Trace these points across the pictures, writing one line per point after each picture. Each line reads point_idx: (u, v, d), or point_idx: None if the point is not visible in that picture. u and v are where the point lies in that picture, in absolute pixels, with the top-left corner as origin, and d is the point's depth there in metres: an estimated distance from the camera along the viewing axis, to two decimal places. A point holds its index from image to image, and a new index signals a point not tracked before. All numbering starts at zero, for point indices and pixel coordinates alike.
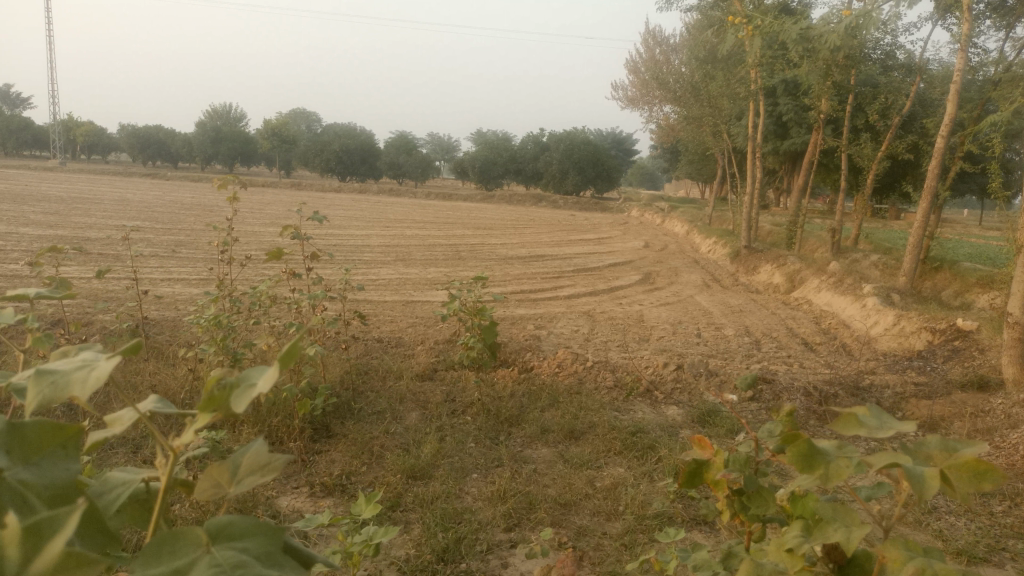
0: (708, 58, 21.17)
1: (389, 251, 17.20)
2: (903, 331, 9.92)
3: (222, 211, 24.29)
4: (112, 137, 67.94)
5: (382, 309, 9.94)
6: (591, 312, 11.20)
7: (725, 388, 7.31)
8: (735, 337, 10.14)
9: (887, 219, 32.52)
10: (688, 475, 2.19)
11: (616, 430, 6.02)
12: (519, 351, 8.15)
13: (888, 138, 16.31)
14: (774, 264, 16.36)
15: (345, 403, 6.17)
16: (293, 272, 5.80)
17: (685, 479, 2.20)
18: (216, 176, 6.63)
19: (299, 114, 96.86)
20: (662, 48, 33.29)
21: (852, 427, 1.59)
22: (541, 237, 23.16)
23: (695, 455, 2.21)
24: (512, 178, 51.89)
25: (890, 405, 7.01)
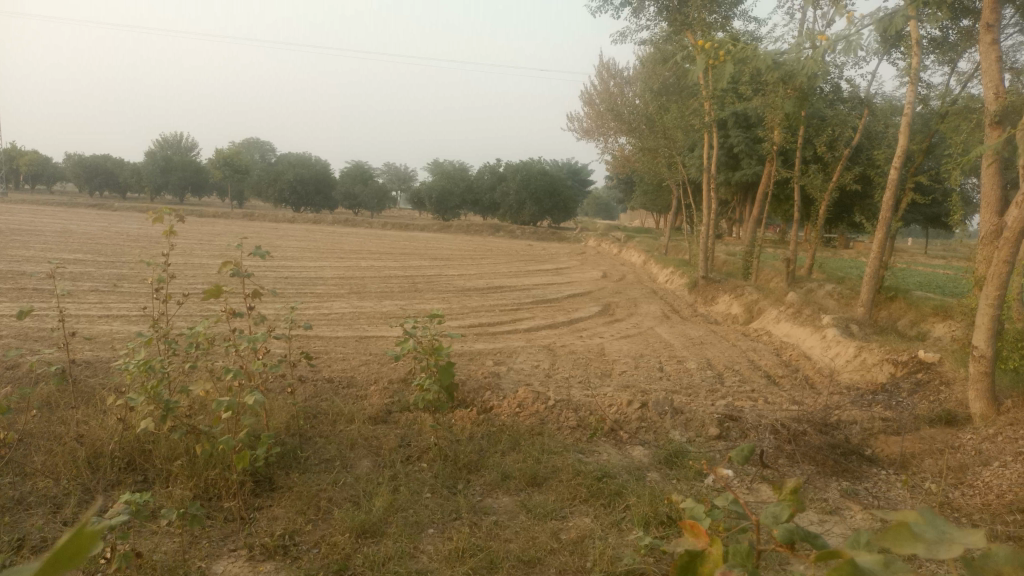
0: (662, 90, 21.35)
1: (342, 283, 16.76)
2: (865, 363, 9.84)
3: (171, 242, 23.60)
4: (58, 165, 66.17)
5: (333, 345, 9.52)
6: (551, 346, 10.92)
7: (691, 426, 7.07)
8: (698, 370, 9.94)
9: (837, 248, 33.11)
10: (682, 566, 2.02)
11: (581, 476, 5.69)
12: (476, 390, 7.78)
13: (840, 169, 16.50)
14: (732, 294, 16.33)
15: (290, 451, 5.75)
16: (232, 312, 5.38)
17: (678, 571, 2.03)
18: (151, 209, 6.19)
19: (254, 144, 95.85)
20: (616, 81, 33.64)
21: (905, 542, 1.35)
22: (499, 268, 22.91)
23: (688, 544, 2.06)
24: (469, 208, 51.75)
25: (859, 441, 6.84)
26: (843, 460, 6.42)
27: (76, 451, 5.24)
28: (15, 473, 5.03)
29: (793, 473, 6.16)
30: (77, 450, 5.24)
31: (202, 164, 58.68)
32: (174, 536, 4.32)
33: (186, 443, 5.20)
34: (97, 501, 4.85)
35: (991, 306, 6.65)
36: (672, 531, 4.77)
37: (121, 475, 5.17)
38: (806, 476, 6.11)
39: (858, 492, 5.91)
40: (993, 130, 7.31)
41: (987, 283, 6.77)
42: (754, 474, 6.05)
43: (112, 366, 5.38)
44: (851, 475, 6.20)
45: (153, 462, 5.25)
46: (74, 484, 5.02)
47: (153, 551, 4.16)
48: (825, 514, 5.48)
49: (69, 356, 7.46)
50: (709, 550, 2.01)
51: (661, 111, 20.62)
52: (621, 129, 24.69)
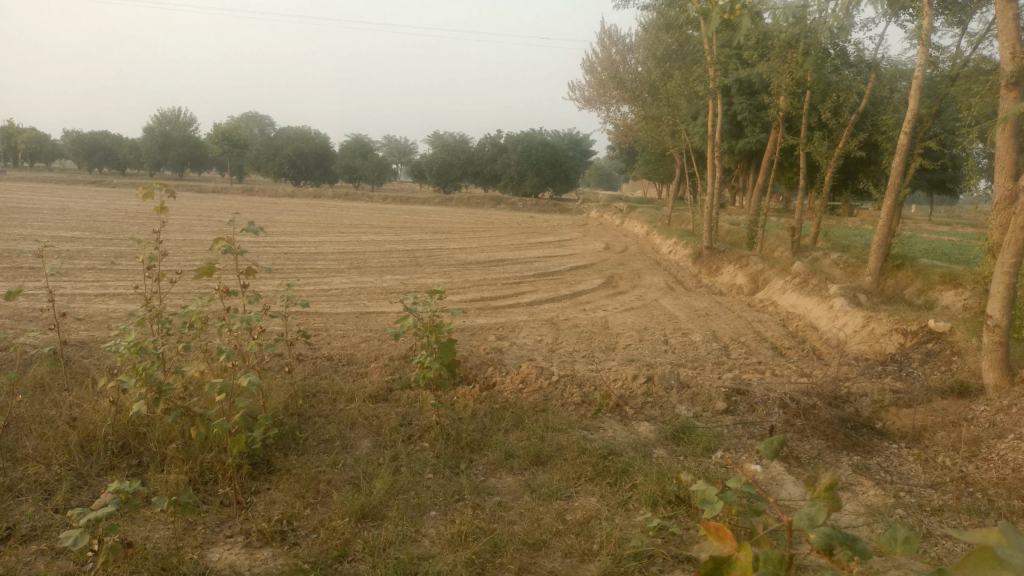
0: (665, 56, 20.95)
1: (342, 258, 16.57)
2: (873, 333, 9.68)
3: (169, 217, 23.37)
4: (56, 142, 65.58)
5: (333, 322, 9.36)
6: (555, 320, 10.77)
7: (698, 401, 6.92)
8: (703, 343, 9.79)
9: (842, 216, 32.83)
10: (711, 570, 2.34)
11: (587, 454, 5.56)
12: (479, 366, 7.64)
13: (847, 135, 16.19)
14: (736, 265, 16.13)
15: (289, 432, 5.62)
16: (225, 290, 5.20)
17: (707, 573, 2.36)
18: (140, 184, 5.97)
19: (252, 117, 95.10)
20: (618, 48, 33.10)
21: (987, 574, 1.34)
22: (501, 241, 22.71)
23: (714, 550, 2.38)
24: (470, 180, 51.38)
25: (869, 414, 6.70)
26: (854, 434, 6.28)
27: (68, 434, 5.11)
28: (5, 457, 4.91)
29: (804, 448, 6.04)
30: (69, 434, 5.11)
31: (201, 139, 58.21)
32: (168, 523, 4.22)
33: (181, 426, 5.08)
34: (89, 487, 4.73)
35: (1006, 275, 6.44)
36: (679, 511, 4.67)
37: (115, 459, 5.05)
38: (816, 451, 5.98)
39: (869, 466, 5.79)
40: (1010, 92, 7.05)
41: (1003, 250, 6.57)
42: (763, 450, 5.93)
43: (102, 348, 5.23)
44: (862, 449, 6.07)
45: (148, 444, 5.13)
46: (68, 468, 4.90)
47: (145, 540, 4.04)
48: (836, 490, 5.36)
49: (61, 338, 7.31)
50: (734, 556, 2.35)
51: (664, 78, 20.22)
52: (623, 97, 24.30)
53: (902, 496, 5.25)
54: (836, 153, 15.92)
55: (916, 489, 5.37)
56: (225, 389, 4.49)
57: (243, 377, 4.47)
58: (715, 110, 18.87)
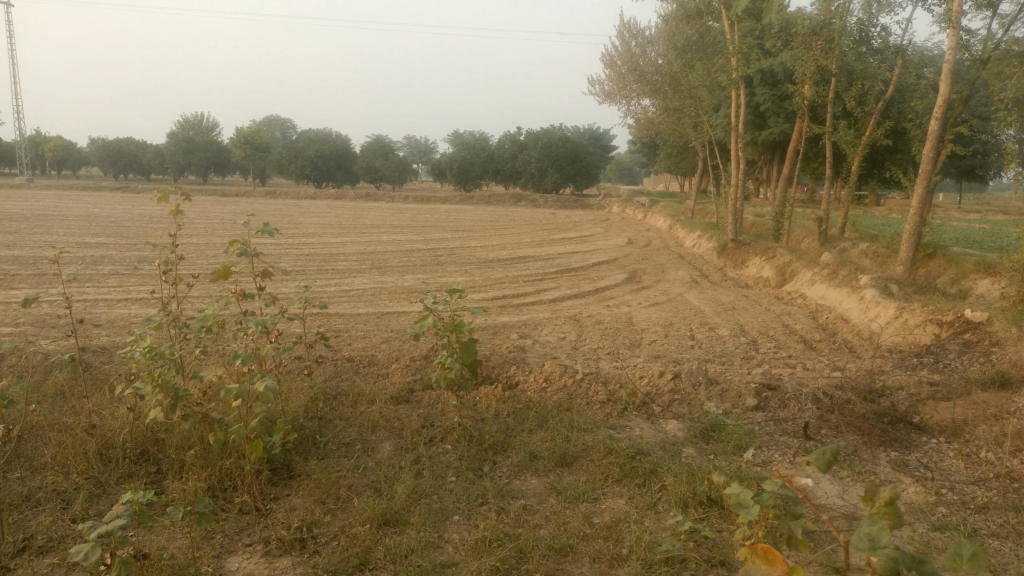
0: (685, 48, 20.66)
1: (364, 259, 16.51)
2: (906, 324, 9.40)
3: (193, 221, 23.50)
4: (82, 150, 66.46)
5: (354, 323, 9.27)
6: (578, 316, 10.60)
7: (727, 398, 6.73)
8: (731, 337, 9.58)
9: (869, 205, 32.26)
10: None
11: (614, 454, 5.40)
12: (501, 365, 7.50)
13: (874, 123, 15.82)
14: (762, 257, 15.84)
15: (309, 436, 5.52)
16: (241, 293, 5.10)
17: None
18: (155, 187, 5.87)
19: (274, 121, 95.74)
20: (637, 41, 32.75)
21: None
22: (522, 238, 22.56)
23: None
24: (491, 178, 51.25)
25: (906, 408, 6.47)
26: (890, 429, 6.05)
27: (86, 442, 5.06)
28: (23, 467, 4.86)
29: (839, 445, 5.83)
30: (88, 442, 5.06)
31: (224, 144, 58.66)
32: (186, 532, 4.15)
33: (199, 432, 5.01)
34: (107, 497, 4.66)
35: None
36: (711, 513, 4.50)
37: (135, 466, 5.00)
38: (852, 448, 5.77)
39: (908, 463, 5.57)
40: None
41: None
42: (797, 447, 5.73)
43: (119, 354, 5.16)
44: (900, 444, 5.85)
45: (167, 451, 5.06)
46: (87, 477, 4.85)
47: (162, 551, 3.95)
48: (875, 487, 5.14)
49: (82, 345, 7.29)
50: None
51: (685, 70, 19.92)
52: (644, 90, 24.02)
53: (945, 494, 5.02)
54: (863, 142, 15.56)
55: (959, 486, 5.14)
56: (241, 394, 4.39)
57: (259, 383, 4.36)
58: (738, 100, 18.56)
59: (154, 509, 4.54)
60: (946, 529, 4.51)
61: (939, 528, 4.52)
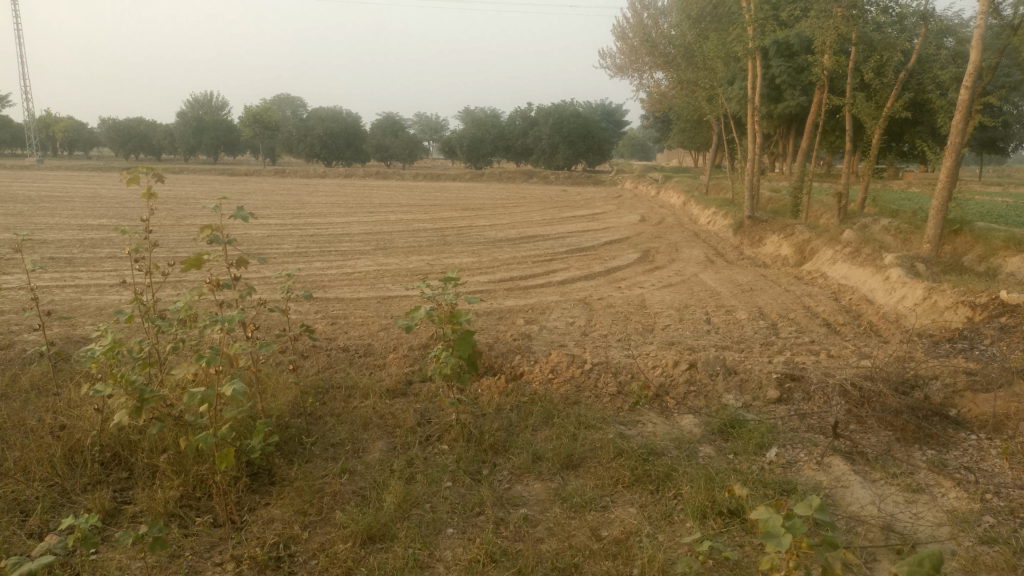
0: (699, 17, 19.88)
1: (368, 239, 16.06)
2: (935, 306, 8.88)
3: (198, 202, 23.10)
4: (93, 130, 66.06)
5: (352, 309, 8.87)
6: (589, 299, 10.13)
7: (746, 389, 6.28)
8: (749, 321, 9.09)
9: (888, 179, 31.45)
10: None
11: (625, 454, 4.96)
12: (505, 355, 7.05)
13: (894, 94, 15.10)
14: (781, 234, 15.27)
15: (294, 436, 5.12)
16: (216, 283, 4.67)
17: None
18: (125, 168, 5.41)
19: (285, 100, 95.23)
20: (649, 12, 31.82)
21: None
22: (532, 216, 22.05)
23: None
24: (501, 155, 50.42)
25: (941, 400, 5.99)
26: (925, 425, 5.60)
27: (51, 446, 4.66)
28: None
29: (870, 442, 5.38)
30: (53, 445, 4.66)
31: (233, 123, 58.30)
32: (148, 554, 3.75)
33: (172, 434, 4.62)
34: (68, 507, 4.27)
35: None
36: (732, 526, 4.06)
37: (103, 471, 4.61)
38: (885, 446, 5.32)
39: (947, 463, 5.10)
40: None
41: None
42: (824, 446, 5.29)
43: (84, 351, 4.76)
44: (936, 442, 5.39)
45: (138, 454, 4.67)
46: (50, 484, 4.46)
47: None
48: (911, 492, 4.68)
49: (61, 336, 6.90)
50: None
51: (699, 40, 19.15)
52: (656, 62, 23.32)
53: (991, 501, 4.53)
54: (886, 114, 14.87)
55: (1005, 489, 4.68)
56: (207, 399, 3.93)
57: (227, 384, 3.93)
58: (754, 71, 17.73)
59: (121, 522, 4.15)
60: (994, 542, 4.04)
61: (987, 542, 4.06)
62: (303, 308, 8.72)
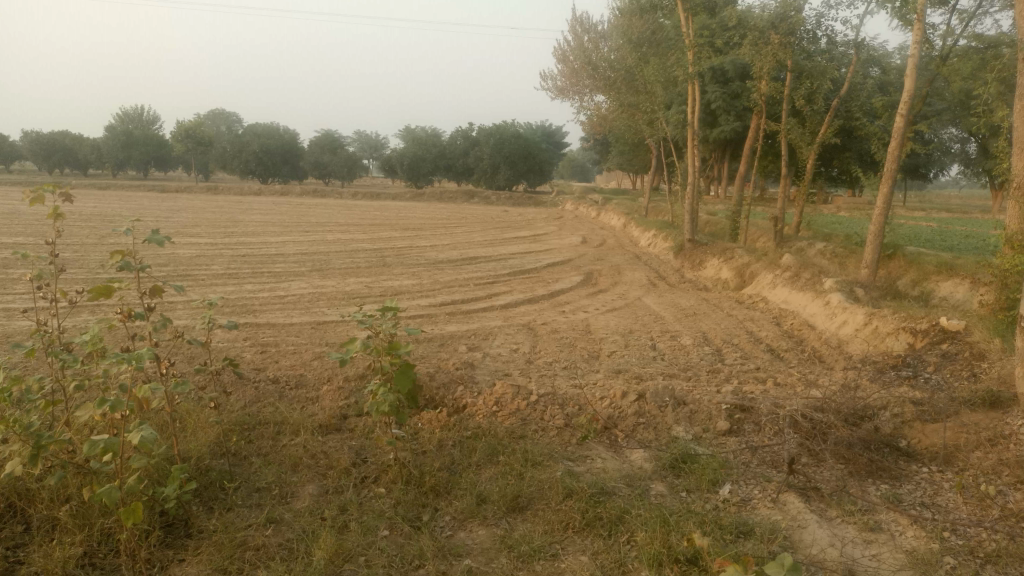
0: (639, 41, 20.07)
1: (304, 260, 15.54)
2: (876, 332, 8.92)
3: (125, 219, 22.14)
4: (14, 142, 63.06)
5: (285, 336, 8.40)
6: (532, 324, 9.87)
7: (696, 421, 6.08)
8: (694, 346, 8.96)
9: (819, 203, 32.32)
10: None
11: (574, 495, 4.68)
12: (447, 386, 6.70)
13: (825, 121, 15.39)
14: (721, 258, 15.34)
15: (215, 481, 4.68)
16: (127, 314, 4.24)
17: None
18: (28, 187, 4.91)
19: (220, 115, 93.18)
20: (589, 35, 32.05)
21: None
22: (473, 236, 21.80)
23: None
24: (442, 174, 50.15)
25: (890, 431, 5.90)
26: (877, 458, 5.48)
27: None
28: None
29: (823, 477, 5.23)
30: None
31: (164, 138, 56.60)
32: None
33: (75, 483, 4.14)
34: None
35: None
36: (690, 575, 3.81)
37: None
38: (839, 481, 5.17)
39: (901, 498, 4.97)
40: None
41: None
42: (778, 482, 5.12)
43: None
44: (889, 475, 5.27)
45: (36, 505, 4.15)
46: None
47: None
48: (868, 531, 4.52)
49: None
50: None
51: (640, 64, 19.19)
52: (598, 85, 23.46)
53: (950, 541, 4.40)
54: (822, 140, 15.15)
55: (962, 527, 4.56)
56: (111, 448, 3.49)
57: (136, 431, 3.51)
58: (692, 97, 17.79)
59: None
60: None
61: None
62: (231, 335, 8.21)
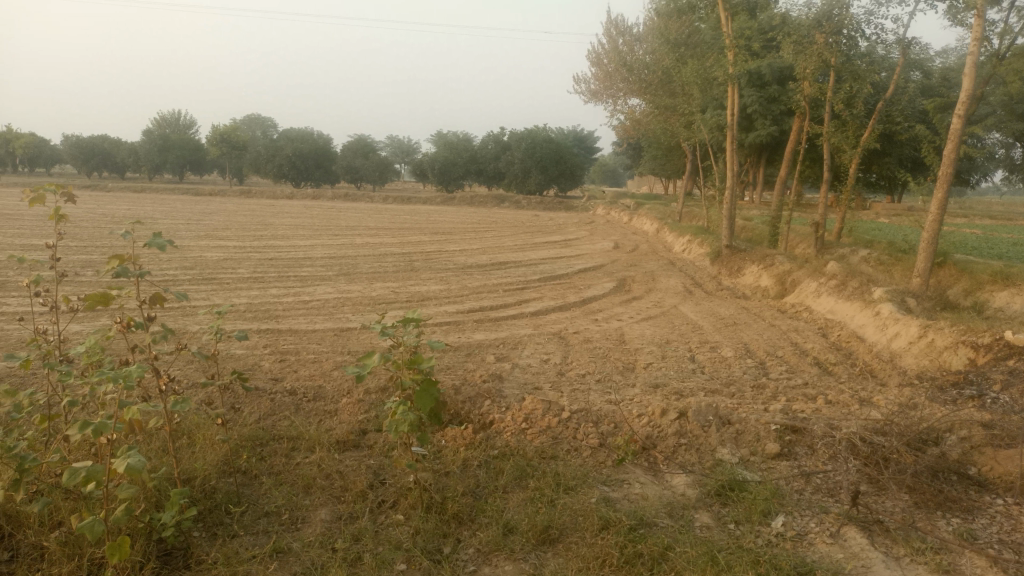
0: (678, 41, 19.54)
1: (332, 264, 15.25)
2: (932, 346, 8.33)
3: (158, 223, 22.10)
4: (56, 146, 64.22)
5: (306, 344, 8.07)
6: (563, 333, 9.42)
7: (743, 442, 5.59)
8: (736, 359, 8.45)
9: (858, 209, 31.43)
10: None
11: (609, 527, 4.23)
12: (473, 400, 6.29)
13: (869, 125, 14.76)
14: (760, 264, 14.76)
15: (220, 504, 4.34)
16: (126, 323, 3.87)
17: None
18: (27, 184, 4.51)
19: (256, 120, 94.36)
20: (624, 37, 31.58)
21: None
22: (503, 241, 21.40)
23: None
24: (473, 178, 49.90)
25: (958, 457, 5.34)
26: (946, 488, 4.95)
27: None
28: None
29: (886, 509, 4.72)
30: None
31: (200, 141, 57.03)
32: None
33: (66, 508, 3.83)
34: None
35: None
36: None
37: None
38: (905, 514, 4.65)
39: (977, 536, 4.44)
40: None
41: None
42: (836, 514, 4.63)
43: None
44: (961, 508, 4.74)
45: (25, 530, 3.81)
46: None
47: None
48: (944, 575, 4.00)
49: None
50: None
51: (678, 65, 18.62)
52: (633, 87, 22.96)
53: None
54: (868, 144, 14.52)
55: None
56: (94, 477, 3.14)
57: (124, 458, 3.15)
58: (731, 98, 17.19)
59: None
60: None
61: None
62: (250, 342, 7.90)
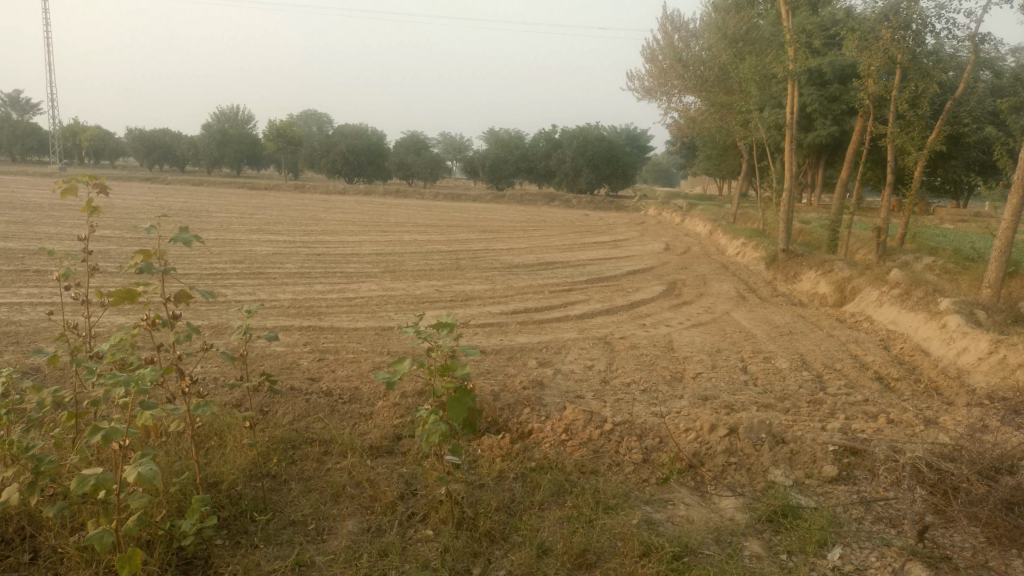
0: (736, 37, 18.98)
1: (378, 260, 15.20)
2: (1005, 363, 7.79)
3: (212, 217, 22.43)
4: (121, 140, 65.98)
5: (346, 342, 7.94)
6: (610, 338, 9.12)
7: (798, 464, 5.23)
8: (792, 371, 8.03)
9: (921, 214, 30.28)
10: None
11: (650, 554, 3.95)
12: (512, 408, 6.06)
13: (937, 126, 14.07)
14: (818, 270, 14.19)
15: (245, 510, 4.20)
16: (152, 321, 3.74)
17: None
18: (59, 175, 4.42)
19: (312, 116, 95.67)
20: (680, 34, 30.95)
21: None
22: (552, 240, 21.13)
23: None
24: (524, 176, 49.70)
25: None
26: None
27: None
28: None
29: (956, 544, 4.33)
30: None
31: (257, 136, 58.03)
32: None
33: (86, 510, 3.72)
34: None
35: None
36: None
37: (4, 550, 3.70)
38: (979, 551, 4.25)
39: None
40: None
41: None
42: (900, 548, 4.26)
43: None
44: None
45: (47, 531, 3.72)
46: None
47: None
48: None
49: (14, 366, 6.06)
50: None
51: (735, 62, 18.07)
52: (688, 84, 22.42)
53: None
54: (935, 146, 13.83)
55: None
56: (102, 485, 3.02)
57: (136, 466, 3.01)
58: (790, 97, 16.59)
59: None
60: None
61: None
62: (290, 340, 7.81)
